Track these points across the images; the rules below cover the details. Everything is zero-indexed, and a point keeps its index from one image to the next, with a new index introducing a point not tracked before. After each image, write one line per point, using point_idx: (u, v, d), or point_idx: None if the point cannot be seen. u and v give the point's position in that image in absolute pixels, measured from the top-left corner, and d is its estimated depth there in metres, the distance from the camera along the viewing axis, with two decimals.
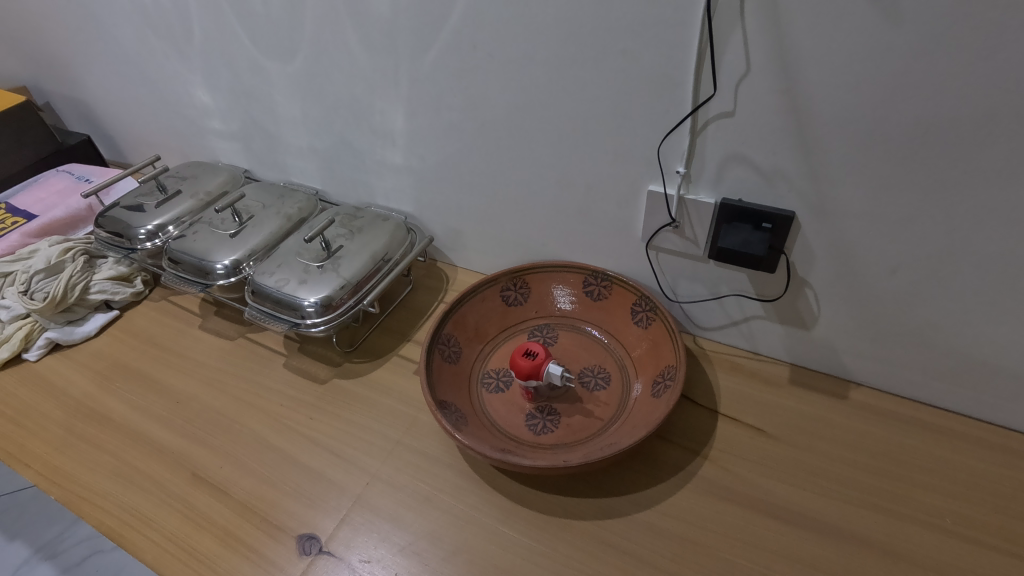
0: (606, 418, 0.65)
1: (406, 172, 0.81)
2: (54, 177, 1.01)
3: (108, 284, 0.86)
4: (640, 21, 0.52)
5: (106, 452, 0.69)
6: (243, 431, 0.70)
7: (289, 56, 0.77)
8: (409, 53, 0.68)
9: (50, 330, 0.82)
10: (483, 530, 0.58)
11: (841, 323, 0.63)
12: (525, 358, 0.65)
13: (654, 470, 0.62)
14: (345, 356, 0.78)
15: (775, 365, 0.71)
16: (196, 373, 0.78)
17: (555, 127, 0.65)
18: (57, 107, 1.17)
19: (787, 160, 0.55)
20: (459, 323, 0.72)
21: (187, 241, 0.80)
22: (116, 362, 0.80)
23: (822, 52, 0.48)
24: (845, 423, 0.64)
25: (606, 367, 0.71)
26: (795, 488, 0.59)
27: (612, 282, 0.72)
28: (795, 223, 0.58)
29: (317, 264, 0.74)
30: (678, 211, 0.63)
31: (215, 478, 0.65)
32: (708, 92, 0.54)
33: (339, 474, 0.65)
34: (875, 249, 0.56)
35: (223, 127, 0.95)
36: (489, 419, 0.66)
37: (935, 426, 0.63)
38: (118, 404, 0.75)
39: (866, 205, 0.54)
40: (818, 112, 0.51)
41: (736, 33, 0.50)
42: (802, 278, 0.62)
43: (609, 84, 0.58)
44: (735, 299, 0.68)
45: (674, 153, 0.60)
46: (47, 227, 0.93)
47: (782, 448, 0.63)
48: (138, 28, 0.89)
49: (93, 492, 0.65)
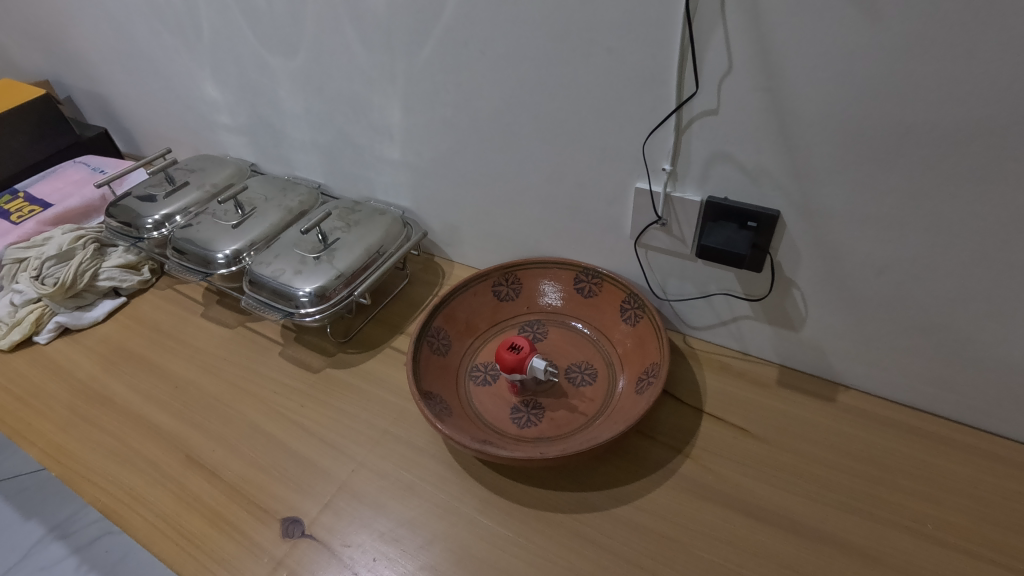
0: (590, 414, 0.66)
1: (403, 168, 0.83)
2: (71, 168, 1.04)
3: (117, 271, 0.89)
4: (624, 20, 0.53)
5: (106, 433, 0.71)
6: (237, 416, 0.72)
7: (291, 52, 0.79)
8: (404, 51, 0.69)
9: (60, 314, 0.85)
10: (462, 519, 0.59)
11: (829, 324, 0.63)
12: (510, 352, 0.65)
13: (635, 466, 0.62)
14: (339, 346, 0.79)
15: (763, 366, 0.71)
16: (196, 359, 0.80)
17: (544, 124, 0.65)
18: (76, 100, 1.21)
19: (771, 158, 0.55)
20: (449, 317, 0.73)
21: (191, 231, 0.82)
22: (120, 347, 0.83)
23: (801, 51, 0.48)
24: (831, 425, 0.64)
25: (592, 363, 0.71)
26: (775, 489, 0.59)
27: (603, 280, 0.72)
28: (781, 222, 0.58)
29: (313, 255, 0.76)
30: (665, 209, 0.63)
31: (207, 461, 0.67)
32: (690, 89, 0.54)
33: (326, 461, 0.66)
34: (861, 249, 0.56)
35: (231, 122, 0.97)
36: (474, 411, 0.67)
37: (922, 430, 0.62)
38: (121, 387, 0.77)
39: (850, 206, 0.54)
40: (799, 111, 0.51)
41: (718, 33, 0.50)
42: (788, 278, 0.61)
43: (596, 81, 0.58)
44: (723, 298, 0.68)
45: (660, 151, 0.60)
46: (62, 216, 0.96)
47: (765, 449, 0.63)
48: (151, 25, 0.91)
49: (91, 470, 0.67)
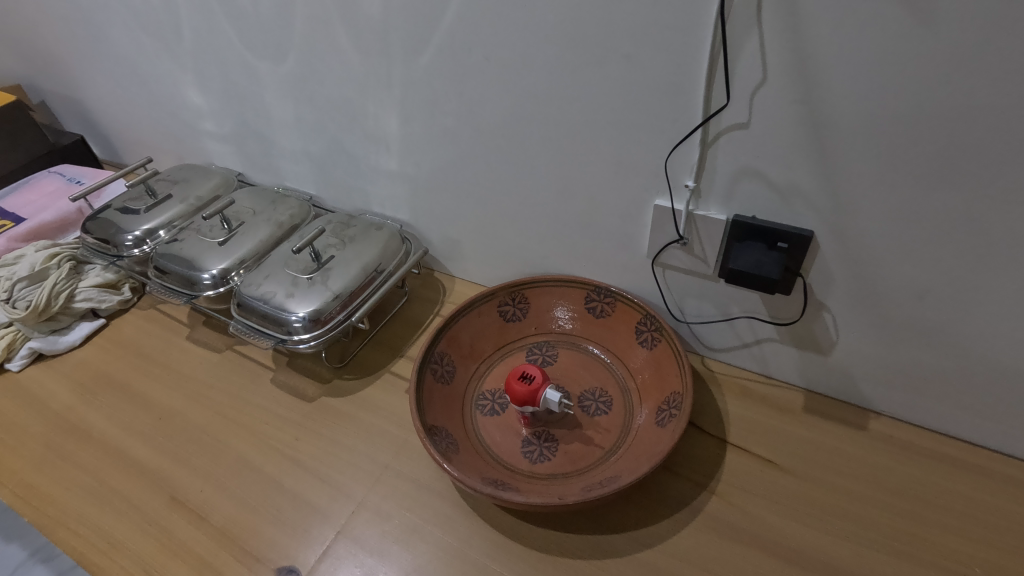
0: (606, 446, 0.61)
1: (400, 179, 0.78)
2: (45, 178, 0.99)
3: (94, 291, 0.83)
4: (646, 26, 0.48)
5: (84, 471, 0.66)
6: (226, 451, 0.67)
7: (278, 57, 0.73)
8: (401, 56, 0.64)
9: (33, 339, 0.79)
10: (473, 567, 0.55)
11: (861, 349, 0.59)
12: (521, 383, 0.60)
13: (657, 504, 0.58)
14: (335, 372, 0.74)
15: (787, 390, 0.66)
16: (181, 387, 0.75)
17: (555, 136, 0.61)
18: (50, 105, 1.15)
19: (805, 177, 0.50)
20: (453, 341, 0.68)
21: (175, 249, 0.77)
22: (99, 373, 0.78)
23: (844, 62, 0.43)
24: (863, 456, 0.60)
25: (607, 390, 0.67)
26: (809, 529, 0.55)
27: (616, 299, 0.68)
28: (814, 243, 0.54)
29: (306, 275, 0.71)
30: (686, 227, 0.59)
31: (192, 503, 0.62)
32: (719, 101, 0.49)
33: (323, 500, 0.61)
34: (903, 272, 0.52)
35: (215, 129, 0.92)
36: (482, 445, 0.62)
37: (960, 461, 0.59)
38: (100, 418, 0.72)
39: (891, 227, 0.50)
40: (840, 127, 0.46)
41: (752, 40, 0.45)
42: (819, 301, 0.57)
43: (613, 91, 0.54)
44: (746, 321, 0.64)
45: (682, 166, 0.55)
46: (36, 231, 0.90)
47: (795, 483, 0.59)
48: (128, 26, 0.85)
49: (68, 514, 0.62)
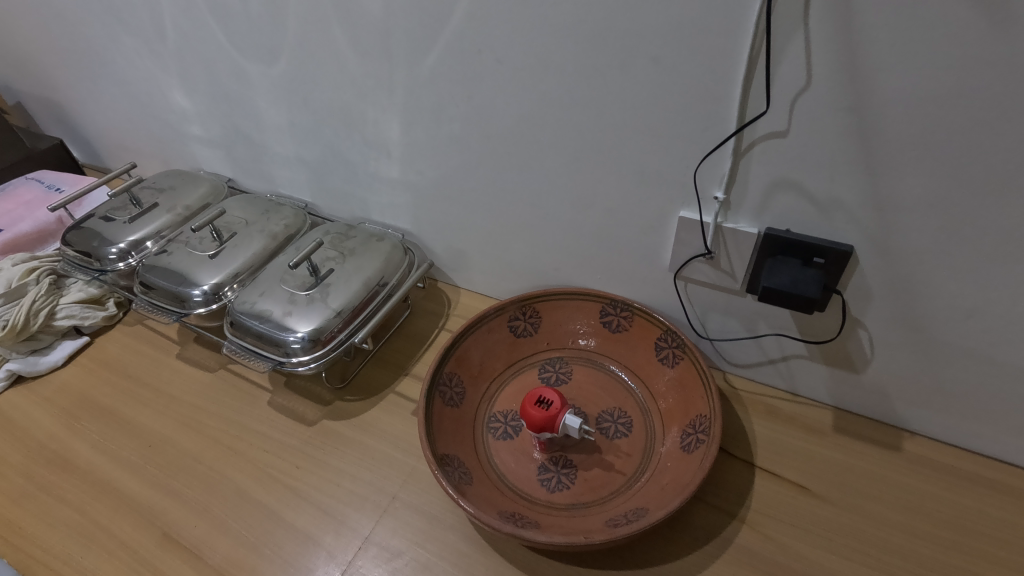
0: (628, 473, 0.58)
1: (402, 188, 0.73)
2: (23, 186, 0.93)
3: (77, 308, 0.79)
4: (678, 26, 0.44)
5: (67, 505, 0.61)
6: (221, 481, 0.62)
7: (270, 58, 0.69)
8: (404, 58, 0.59)
9: (12, 361, 0.74)
10: None
11: (897, 368, 0.56)
12: (537, 408, 0.57)
13: (685, 536, 0.54)
14: (336, 393, 0.70)
15: (816, 409, 0.63)
16: (172, 411, 0.70)
17: (571, 144, 0.57)
18: (27, 106, 1.09)
19: (848, 190, 0.47)
20: (462, 360, 0.64)
21: (162, 263, 0.72)
22: (83, 397, 0.73)
23: (900, 68, 0.40)
24: (899, 481, 0.57)
25: (626, 410, 0.63)
26: (847, 561, 0.52)
27: (635, 314, 0.64)
28: (852, 258, 0.50)
29: (304, 291, 0.66)
30: (713, 240, 0.55)
31: (186, 540, 0.58)
32: (757, 107, 0.46)
33: (327, 536, 0.57)
34: (950, 290, 0.48)
35: (203, 133, 0.87)
36: (496, 473, 0.59)
37: (1002, 484, 0.56)
38: (85, 447, 0.67)
39: (940, 243, 0.46)
40: (890, 136, 0.43)
41: (796, 43, 0.41)
42: (856, 318, 0.54)
43: (638, 96, 0.50)
44: (773, 337, 0.60)
45: (711, 177, 0.52)
46: (12, 243, 0.85)
47: (829, 511, 0.55)
48: (107, 24, 0.80)
49: (49, 555, 0.57)
